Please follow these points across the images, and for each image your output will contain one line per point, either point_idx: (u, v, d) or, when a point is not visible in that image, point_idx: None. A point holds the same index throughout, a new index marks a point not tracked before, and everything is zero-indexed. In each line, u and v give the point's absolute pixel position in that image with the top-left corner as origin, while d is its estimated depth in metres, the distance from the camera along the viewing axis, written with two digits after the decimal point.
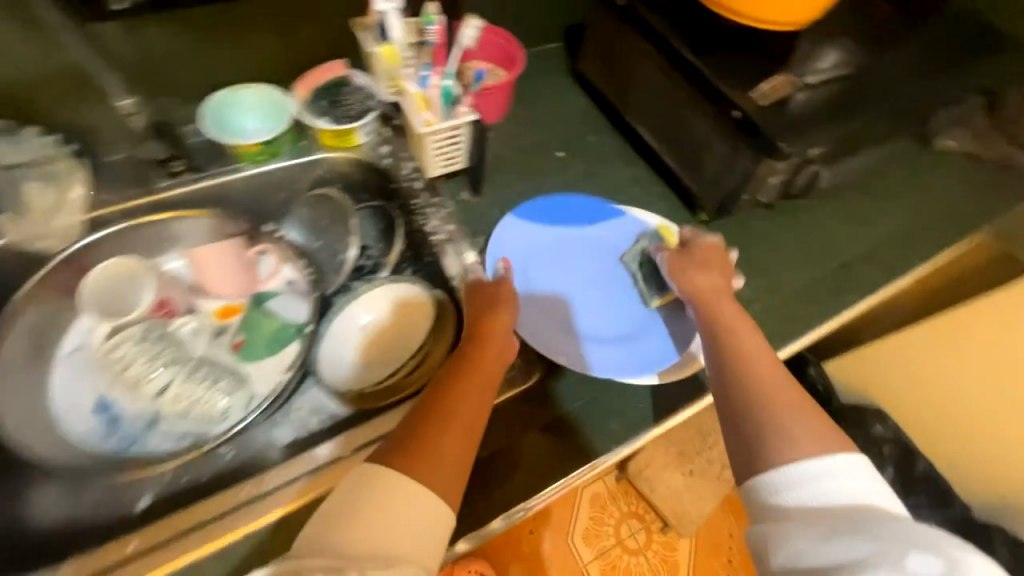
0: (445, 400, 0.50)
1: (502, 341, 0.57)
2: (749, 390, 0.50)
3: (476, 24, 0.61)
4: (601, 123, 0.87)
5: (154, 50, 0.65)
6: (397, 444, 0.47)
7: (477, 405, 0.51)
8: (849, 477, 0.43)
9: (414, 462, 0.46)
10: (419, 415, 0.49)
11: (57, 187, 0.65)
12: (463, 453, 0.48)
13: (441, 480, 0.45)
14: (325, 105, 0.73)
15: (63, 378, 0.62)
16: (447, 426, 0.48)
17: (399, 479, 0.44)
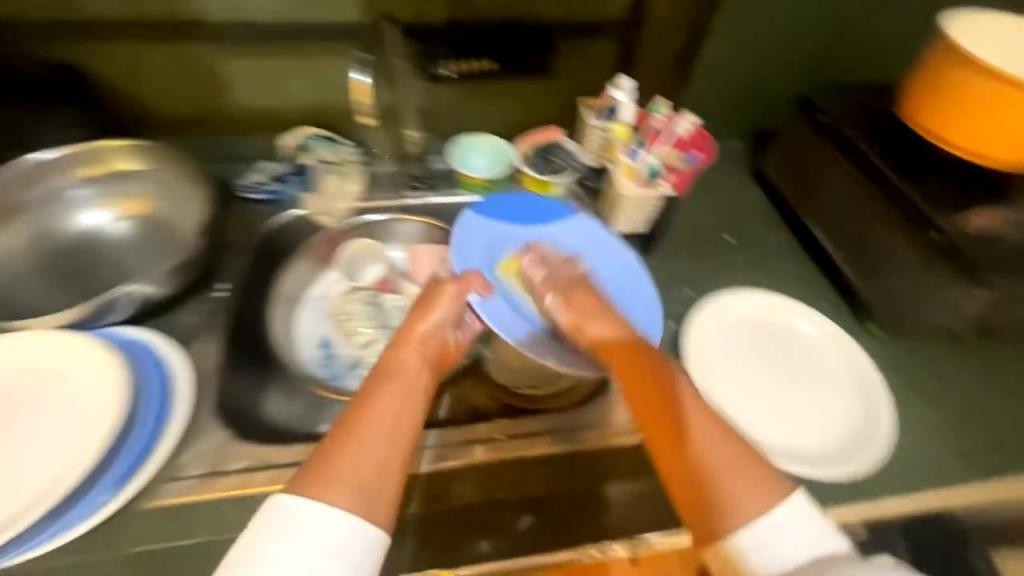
0: (361, 400, 0.52)
1: (439, 330, 0.61)
2: (689, 454, 0.50)
3: (692, 117, 0.75)
4: (772, 218, 0.91)
5: (434, 100, 0.87)
6: (324, 444, 0.50)
7: (408, 401, 0.54)
8: (789, 533, 0.45)
9: (327, 463, 0.48)
10: (346, 434, 0.50)
11: (341, 180, 0.85)
12: (392, 446, 0.50)
13: (362, 479, 0.47)
14: (539, 161, 0.87)
15: (304, 315, 0.83)
16: (365, 424, 0.50)
17: (308, 486, 0.46)
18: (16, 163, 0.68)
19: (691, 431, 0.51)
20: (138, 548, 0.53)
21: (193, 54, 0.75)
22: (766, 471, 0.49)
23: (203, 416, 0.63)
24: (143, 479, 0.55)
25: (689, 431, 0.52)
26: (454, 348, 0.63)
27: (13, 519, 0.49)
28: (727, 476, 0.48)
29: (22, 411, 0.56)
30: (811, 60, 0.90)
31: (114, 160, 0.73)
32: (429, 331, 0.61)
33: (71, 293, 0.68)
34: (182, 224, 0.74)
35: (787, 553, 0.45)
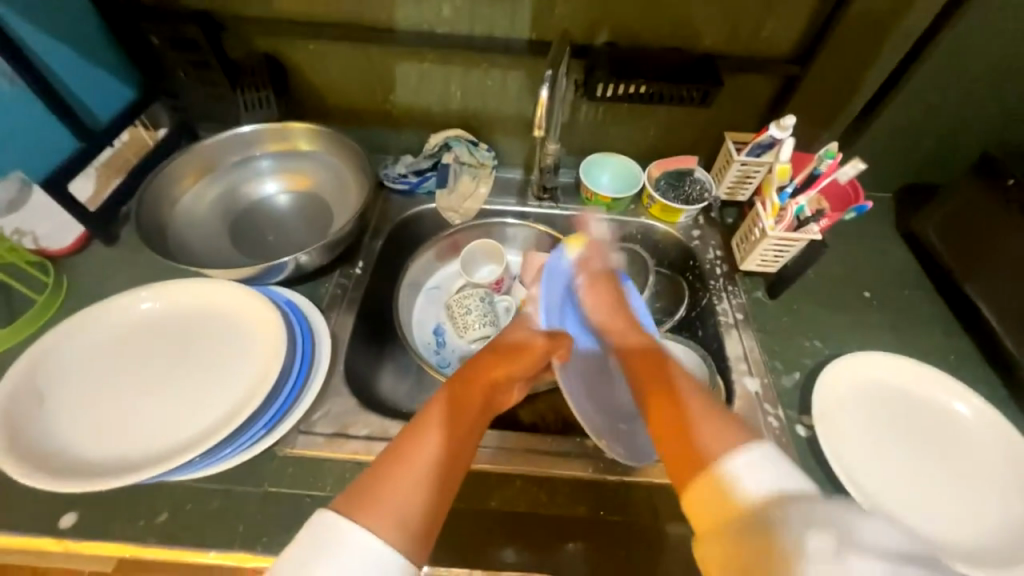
0: (424, 420, 0.51)
1: (508, 384, 0.61)
2: (697, 427, 0.48)
3: (861, 165, 0.66)
4: (920, 280, 0.83)
5: (577, 117, 0.88)
6: (373, 465, 0.47)
7: (465, 442, 0.52)
8: (759, 465, 0.41)
9: (381, 484, 0.45)
10: (405, 453, 0.48)
11: (475, 182, 0.90)
12: (442, 487, 0.47)
13: (407, 512, 0.44)
14: (663, 185, 0.88)
15: (421, 302, 0.89)
16: (421, 453, 0.48)
17: (355, 504, 0.43)
18: (227, 134, 0.80)
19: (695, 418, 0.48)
20: (276, 492, 0.58)
21: (379, 57, 0.82)
22: (746, 428, 0.46)
23: (336, 382, 0.67)
24: (289, 426, 0.61)
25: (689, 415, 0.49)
26: (508, 401, 0.62)
27: (190, 442, 0.55)
28: (729, 435, 0.45)
29: (200, 349, 0.63)
30: (998, 119, 0.82)
31: (297, 140, 0.83)
32: (504, 380, 0.60)
33: (244, 251, 0.77)
34: (340, 203, 0.82)
35: (758, 486, 0.40)
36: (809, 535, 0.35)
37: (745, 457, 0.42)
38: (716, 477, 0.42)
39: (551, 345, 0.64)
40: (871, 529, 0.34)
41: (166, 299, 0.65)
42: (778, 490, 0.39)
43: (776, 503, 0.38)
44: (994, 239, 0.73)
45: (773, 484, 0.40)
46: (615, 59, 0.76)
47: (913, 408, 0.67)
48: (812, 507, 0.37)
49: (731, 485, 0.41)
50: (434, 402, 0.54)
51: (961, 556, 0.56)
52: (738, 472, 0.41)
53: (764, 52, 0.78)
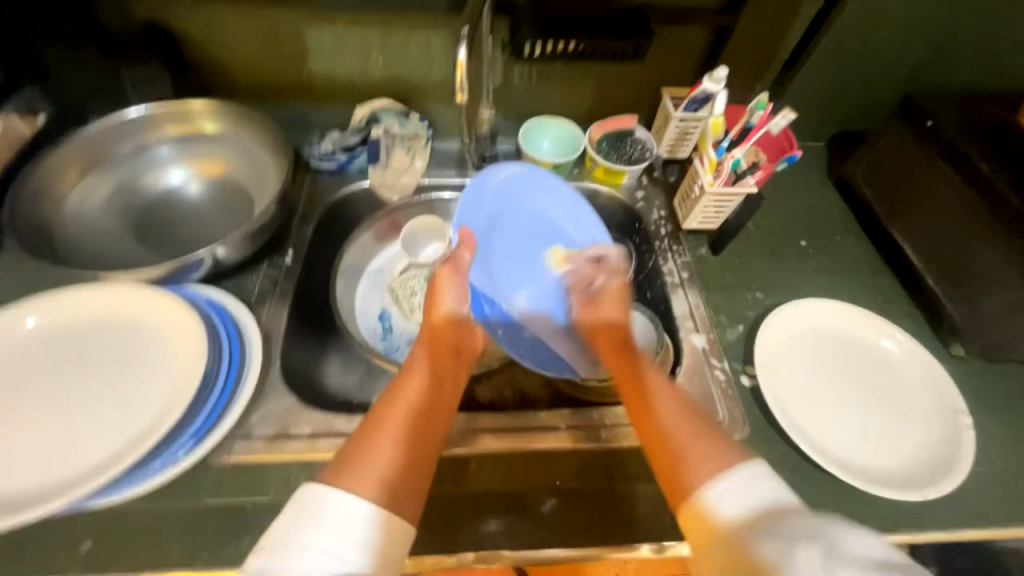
0: (397, 391, 0.53)
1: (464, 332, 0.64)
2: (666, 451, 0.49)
3: (791, 115, 0.66)
4: (852, 226, 0.86)
5: (512, 80, 0.83)
6: (348, 441, 0.48)
7: (438, 396, 0.54)
8: (745, 485, 0.42)
9: (365, 453, 0.46)
10: (384, 418, 0.50)
11: (409, 155, 0.84)
12: (423, 441, 0.49)
13: (394, 467, 0.46)
14: (605, 147, 0.86)
15: (364, 287, 0.84)
16: (400, 413, 0.50)
17: (336, 474, 0.44)
18: (114, 118, 0.71)
19: (678, 450, 0.48)
20: (214, 504, 0.54)
21: (283, 21, 0.74)
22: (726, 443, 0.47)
23: (271, 380, 0.63)
24: (219, 436, 0.56)
25: (676, 445, 0.49)
26: (475, 348, 0.65)
27: (104, 464, 0.50)
28: (698, 461, 0.46)
29: (110, 361, 0.57)
30: (919, 61, 0.83)
31: (199, 120, 0.75)
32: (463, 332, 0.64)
33: (152, 249, 0.70)
34: (258, 187, 0.75)
35: (742, 505, 0.41)
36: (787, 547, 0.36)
37: (735, 477, 0.43)
38: (695, 501, 0.43)
39: (450, 266, 0.63)
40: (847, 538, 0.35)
41: (59, 312, 0.59)
42: (763, 507, 0.40)
43: (754, 523, 0.40)
44: (914, 180, 0.76)
45: (762, 500, 0.41)
46: (541, 14, 0.72)
47: (844, 347, 0.70)
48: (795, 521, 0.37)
49: (714, 511, 0.42)
50: (404, 369, 0.56)
51: (891, 480, 0.60)
52: (718, 496, 0.42)
53: (694, 1, 0.76)
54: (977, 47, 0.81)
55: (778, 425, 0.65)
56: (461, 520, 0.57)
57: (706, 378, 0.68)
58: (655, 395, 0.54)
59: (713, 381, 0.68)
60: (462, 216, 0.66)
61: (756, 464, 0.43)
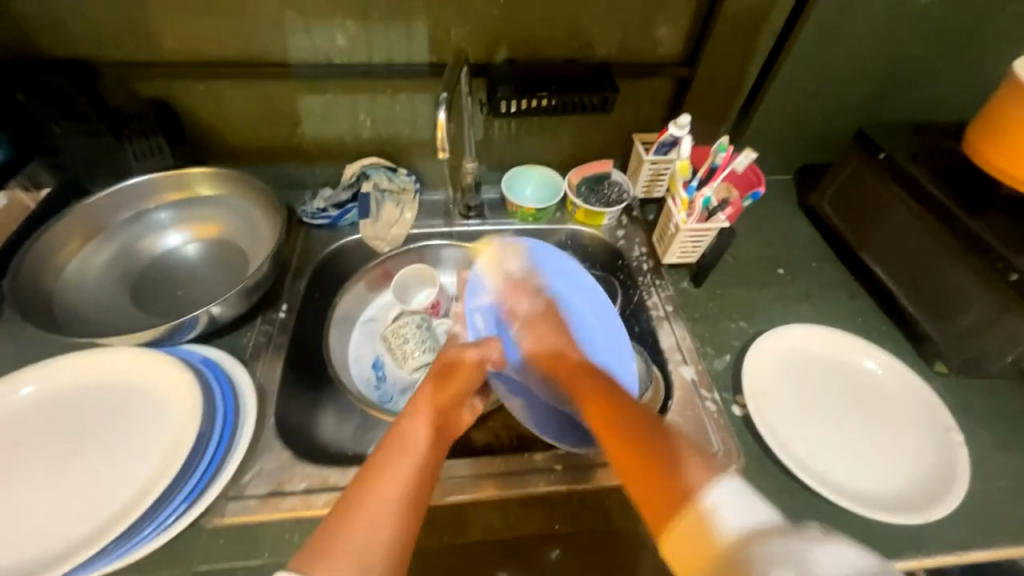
0: (382, 460, 0.51)
1: (453, 404, 0.62)
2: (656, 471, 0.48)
3: (753, 155, 0.71)
4: (825, 252, 0.90)
5: (492, 133, 0.88)
6: (323, 522, 0.45)
7: (425, 473, 0.51)
8: (728, 500, 0.40)
9: (345, 534, 0.44)
10: (366, 490, 0.48)
11: (398, 208, 0.87)
12: (404, 525, 0.46)
13: (372, 558, 0.43)
14: (584, 190, 0.90)
15: (358, 337, 0.86)
16: (385, 486, 0.48)
17: (311, 559, 0.41)
18: (116, 189, 0.75)
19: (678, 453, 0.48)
20: (207, 569, 0.53)
21: (277, 93, 0.79)
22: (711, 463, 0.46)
23: (266, 436, 0.63)
24: (212, 496, 0.55)
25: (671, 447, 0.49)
26: (462, 423, 0.64)
27: (95, 532, 0.49)
28: (694, 469, 0.46)
29: (104, 425, 0.57)
30: (868, 98, 0.90)
31: (197, 185, 0.79)
32: (452, 404, 0.62)
33: (148, 311, 0.71)
34: (253, 246, 0.78)
35: (735, 522, 0.38)
36: (775, 574, 0.34)
37: (719, 491, 0.41)
38: (707, 528, 0.39)
39: (479, 352, 0.67)
40: (833, 563, 0.33)
41: (54, 379, 0.59)
42: (755, 525, 0.38)
43: (746, 541, 0.37)
44: (876, 206, 0.80)
45: (747, 518, 0.38)
46: (516, 75, 0.78)
47: (829, 370, 0.72)
48: (779, 546, 0.35)
49: (716, 523, 0.39)
50: (391, 434, 0.54)
51: (888, 503, 0.60)
52: (713, 512, 0.40)
53: (655, 57, 0.82)
54: (918, 83, 0.89)
55: (773, 454, 0.65)
56: (458, 569, 0.56)
57: (697, 410, 0.69)
58: (634, 409, 0.56)
59: (703, 413, 0.69)
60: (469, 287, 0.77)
61: (733, 478, 0.42)
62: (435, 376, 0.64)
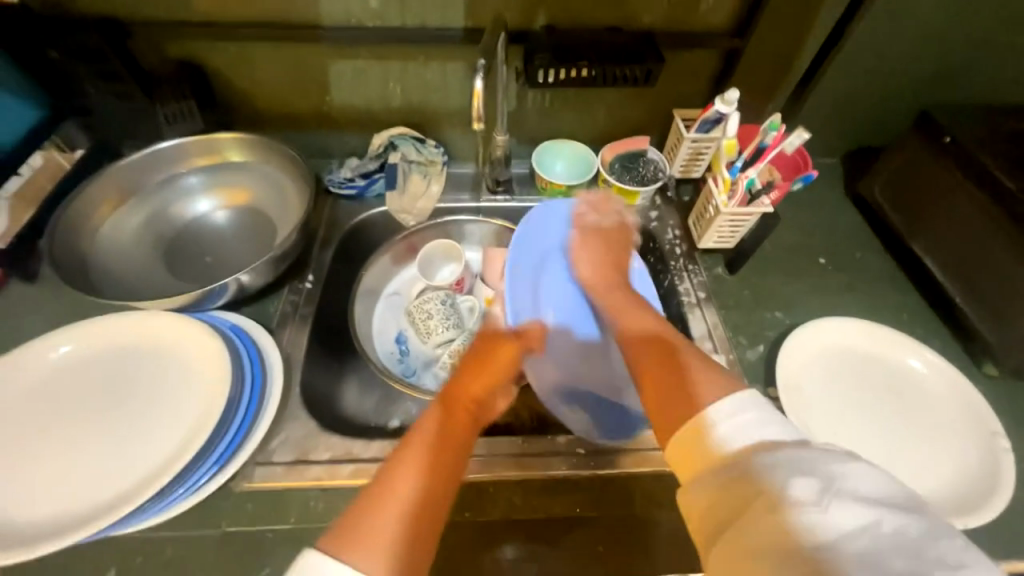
0: (416, 437, 0.49)
1: (492, 389, 0.60)
2: (678, 380, 0.46)
3: (806, 136, 0.66)
4: (871, 243, 0.85)
5: (525, 105, 0.85)
6: (355, 500, 0.44)
7: (453, 458, 0.49)
8: (736, 413, 0.40)
9: (376, 512, 0.42)
10: (399, 467, 0.46)
11: (425, 180, 0.85)
12: (433, 508, 0.44)
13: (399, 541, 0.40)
14: (618, 168, 0.86)
15: (382, 310, 0.86)
16: (419, 462, 0.46)
17: (342, 538, 0.40)
18: (147, 153, 0.74)
19: (685, 368, 0.46)
20: (235, 531, 0.55)
21: (305, 56, 0.77)
22: (728, 374, 0.45)
23: (292, 404, 0.64)
24: (241, 460, 0.57)
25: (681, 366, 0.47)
26: (492, 411, 0.60)
27: (132, 490, 0.51)
28: (701, 381, 0.45)
29: (138, 388, 0.59)
30: (934, 77, 0.83)
31: (225, 151, 0.78)
32: (483, 391, 0.59)
33: (179, 276, 0.72)
34: (281, 214, 0.77)
35: (740, 434, 0.39)
36: (782, 476, 0.34)
37: (725, 406, 0.41)
38: (699, 429, 0.41)
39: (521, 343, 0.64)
40: (852, 478, 0.33)
41: (90, 340, 0.61)
42: (757, 436, 0.38)
43: (753, 449, 0.37)
44: (933, 196, 0.75)
45: (758, 430, 0.39)
46: (553, 42, 0.74)
47: (869, 367, 0.69)
48: (790, 453, 0.36)
49: (716, 433, 0.40)
50: (426, 412, 0.53)
51: (927, 507, 0.58)
52: (717, 422, 0.40)
53: (703, 26, 0.77)
54: (993, 62, 0.81)
55: None
56: (477, 544, 0.57)
57: None
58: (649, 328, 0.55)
59: None
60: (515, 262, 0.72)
61: (753, 392, 0.41)
62: (471, 359, 0.62)
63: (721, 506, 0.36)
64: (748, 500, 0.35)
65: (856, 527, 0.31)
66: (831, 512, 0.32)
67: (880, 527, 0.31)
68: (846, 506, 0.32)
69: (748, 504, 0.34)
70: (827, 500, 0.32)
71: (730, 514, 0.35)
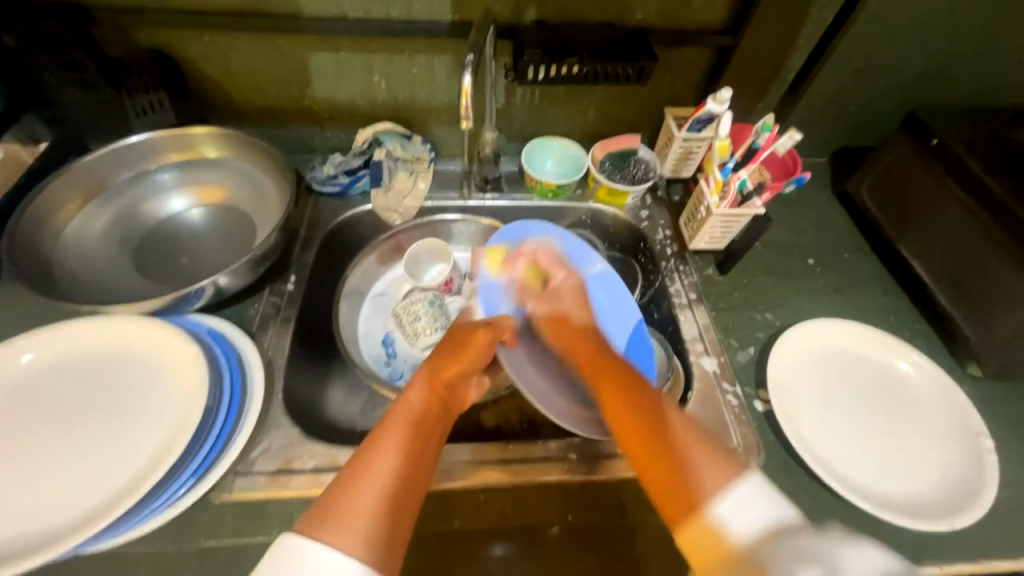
0: (390, 424, 0.50)
1: (465, 377, 0.60)
2: (678, 458, 0.47)
3: (797, 137, 0.65)
4: (859, 243, 0.86)
5: (515, 102, 0.83)
6: (333, 482, 0.45)
7: (423, 444, 0.50)
8: (745, 501, 0.41)
9: (349, 498, 0.43)
10: (372, 454, 0.47)
11: (412, 178, 0.83)
12: (407, 489, 0.45)
13: (373, 525, 0.42)
14: (608, 167, 0.85)
15: (367, 311, 0.83)
16: (392, 447, 0.48)
17: (318, 520, 0.42)
18: (116, 147, 0.70)
19: (682, 449, 0.48)
20: (214, 545, 0.52)
21: (285, 48, 0.73)
22: (731, 461, 0.46)
23: (274, 411, 0.62)
24: (220, 472, 0.54)
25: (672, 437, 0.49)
26: (467, 399, 0.59)
27: (101, 507, 0.48)
28: (711, 467, 0.45)
29: (108, 397, 0.56)
30: (922, 78, 0.83)
31: (201, 146, 0.75)
32: (457, 377, 0.59)
33: (152, 279, 0.69)
34: (261, 213, 0.74)
35: (747, 524, 0.40)
36: (797, 568, 0.35)
37: (730, 496, 0.42)
38: (704, 520, 0.42)
39: (491, 331, 0.62)
40: (857, 564, 0.35)
41: (55, 346, 0.57)
42: (767, 527, 0.40)
43: (766, 543, 0.38)
44: (921, 198, 0.75)
45: (763, 520, 0.40)
46: (544, 38, 0.72)
47: (856, 368, 0.69)
48: (799, 544, 0.37)
49: (722, 527, 0.41)
50: (401, 397, 0.54)
51: (914, 509, 0.58)
52: (724, 519, 0.41)
53: (695, 23, 0.76)
54: (979, 64, 0.82)
55: (795, 453, 0.63)
56: (468, 551, 0.56)
57: (718, 406, 0.66)
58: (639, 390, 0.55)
59: (724, 408, 0.66)
60: (486, 269, 0.71)
61: (758, 477, 0.42)
62: (445, 350, 0.61)
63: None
64: None
65: None
66: None
67: None
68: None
69: None
70: None
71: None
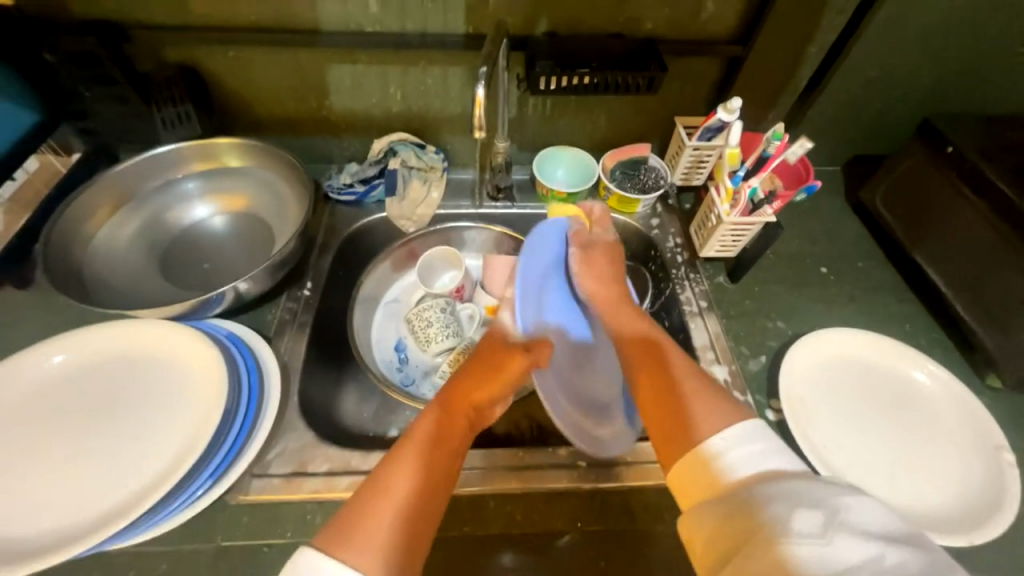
0: (414, 439, 0.51)
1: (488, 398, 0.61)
2: (679, 405, 0.50)
3: (808, 145, 0.65)
4: (873, 252, 0.85)
5: (526, 112, 0.84)
6: (356, 493, 0.46)
7: (445, 460, 0.51)
8: (740, 445, 0.43)
9: (372, 511, 0.44)
10: (396, 466, 0.48)
11: (425, 187, 0.84)
12: (426, 505, 0.46)
13: (394, 538, 0.43)
14: (619, 175, 0.86)
15: (381, 317, 0.85)
16: (415, 463, 0.49)
17: (343, 530, 0.42)
18: (144, 158, 0.74)
19: (685, 396, 0.50)
20: (230, 545, 0.54)
21: (305, 62, 0.76)
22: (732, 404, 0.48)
23: (289, 414, 0.63)
24: (237, 474, 0.55)
25: (679, 390, 0.51)
26: (488, 419, 0.61)
27: (126, 504, 0.50)
28: (707, 409, 0.48)
29: (132, 399, 0.58)
30: (937, 85, 0.83)
31: (224, 156, 0.78)
32: (483, 400, 0.60)
33: (175, 284, 0.71)
34: (279, 220, 0.76)
35: (746, 465, 0.42)
36: (786, 505, 0.36)
37: (728, 435, 0.44)
38: (701, 455, 0.44)
39: (530, 358, 0.63)
40: (852, 510, 0.35)
41: (83, 349, 0.60)
42: (760, 469, 0.41)
43: (757, 482, 0.40)
44: (936, 207, 0.74)
45: (758, 462, 0.42)
46: (556, 50, 0.73)
47: (871, 378, 0.68)
48: (793, 485, 0.38)
49: (721, 462, 0.43)
50: (426, 413, 0.55)
51: (931, 523, 0.57)
52: (719, 452, 0.43)
53: (706, 34, 0.76)
54: (996, 71, 0.81)
55: (808, 464, 0.62)
56: (478, 556, 0.56)
57: None
58: (652, 374, 0.55)
59: None
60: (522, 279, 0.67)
61: (753, 423, 0.45)
62: (472, 368, 0.62)
63: (720, 536, 0.38)
64: (750, 530, 0.36)
65: (856, 558, 0.33)
66: (834, 544, 0.33)
67: (880, 560, 0.33)
68: (847, 540, 0.33)
69: (753, 531, 0.36)
70: (830, 531, 0.34)
71: (733, 544, 0.37)
